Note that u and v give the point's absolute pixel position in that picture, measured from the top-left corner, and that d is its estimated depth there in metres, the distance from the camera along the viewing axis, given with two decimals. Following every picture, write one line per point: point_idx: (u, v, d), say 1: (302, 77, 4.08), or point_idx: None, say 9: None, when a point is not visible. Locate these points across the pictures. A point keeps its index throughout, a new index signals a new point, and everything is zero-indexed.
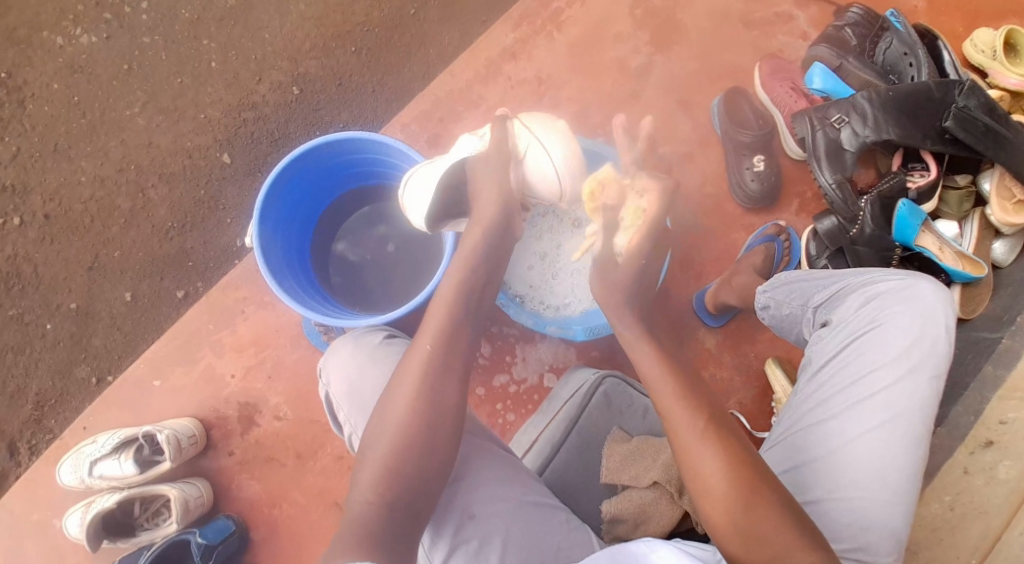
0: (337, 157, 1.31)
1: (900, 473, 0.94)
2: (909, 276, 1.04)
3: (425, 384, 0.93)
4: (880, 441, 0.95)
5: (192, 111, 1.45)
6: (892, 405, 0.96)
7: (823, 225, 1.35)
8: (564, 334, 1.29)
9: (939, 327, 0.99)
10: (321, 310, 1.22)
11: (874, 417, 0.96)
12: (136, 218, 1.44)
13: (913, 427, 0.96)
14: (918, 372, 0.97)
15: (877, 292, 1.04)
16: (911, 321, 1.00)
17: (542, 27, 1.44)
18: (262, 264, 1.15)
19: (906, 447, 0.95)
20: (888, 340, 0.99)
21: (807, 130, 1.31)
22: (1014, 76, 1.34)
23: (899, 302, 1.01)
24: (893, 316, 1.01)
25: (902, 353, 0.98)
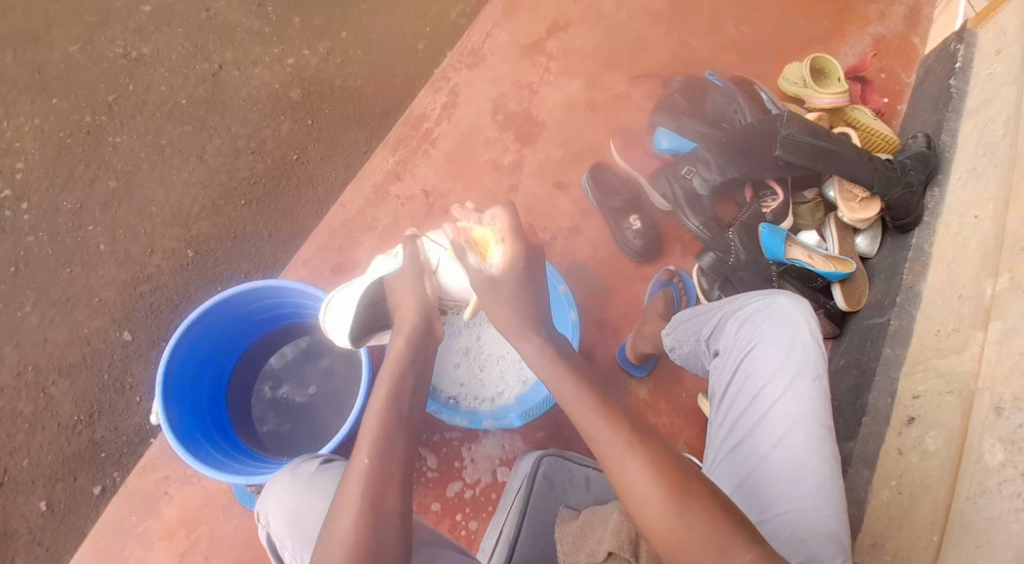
0: (238, 311, 1.34)
1: (816, 476, 1.03)
2: (767, 294, 1.14)
3: (370, 500, 0.94)
4: (788, 452, 1.04)
5: (85, 298, 1.43)
6: (787, 414, 1.06)
7: (706, 261, 1.49)
8: (502, 425, 1.34)
9: (804, 332, 1.09)
10: (242, 472, 1.21)
11: (777, 431, 1.05)
12: (42, 419, 1.38)
13: (811, 428, 1.05)
14: (800, 378, 1.07)
15: (745, 316, 1.13)
16: (780, 334, 1.09)
17: (418, 146, 1.55)
18: (171, 439, 1.16)
19: (811, 448, 1.04)
20: (767, 357, 1.09)
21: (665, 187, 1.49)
22: (826, 96, 1.54)
23: (765, 320, 1.11)
24: (764, 333, 1.10)
25: (783, 365, 1.08)
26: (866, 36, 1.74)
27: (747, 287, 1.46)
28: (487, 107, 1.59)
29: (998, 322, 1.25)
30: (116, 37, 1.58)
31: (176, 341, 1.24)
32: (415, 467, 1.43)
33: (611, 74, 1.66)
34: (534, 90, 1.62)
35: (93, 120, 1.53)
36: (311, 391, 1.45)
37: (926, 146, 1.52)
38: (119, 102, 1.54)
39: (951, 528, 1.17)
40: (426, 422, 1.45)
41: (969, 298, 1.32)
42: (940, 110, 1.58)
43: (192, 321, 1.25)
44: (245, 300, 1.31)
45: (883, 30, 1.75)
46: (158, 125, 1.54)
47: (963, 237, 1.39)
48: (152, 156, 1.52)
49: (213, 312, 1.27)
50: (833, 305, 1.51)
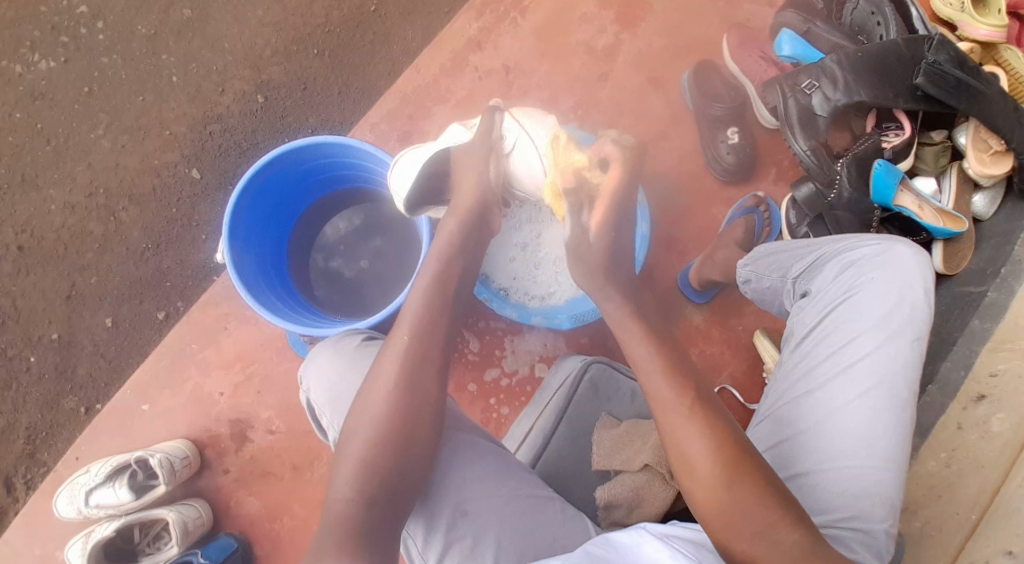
0: (306, 165, 1.31)
1: (888, 439, 0.95)
2: (882, 241, 1.05)
3: (410, 378, 0.94)
4: (866, 409, 0.96)
5: (157, 128, 1.43)
6: (875, 370, 0.97)
7: (801, 192, 1.36)
8: (551, 324, 1.31)
9: (917, 290, 1.01)
10: (304, 322, 1.23)
11: (860, 384, 0.97)
12: (110, 243, 1.42)
13: (897, 390, 0.97)
14: (898, 337, 0.98)
15: (852, 260, 1.05)
16: (887, 286, 1.01)
17: (505, 13, 1.41)
18: (236, 280, 1.16)
19: (892, 411, 0.96)
20: (867, 307, 1.00)
21: (778, 98, 1.31)
22: (983, 26, 1.33)
23: (875, 268, 1.03)
24: (870, 282, 1.02)
25: (883, 319, 0.99)
26: None
27: (841, 229, 1.33)
28: None
29: None
30: None
31: (245, 185, 1.22)
32: (457, 348, 1.44)
33: None
34: None
35: None
36: (365, 263, 1.45)
37: None
38: None
39: (995, 512, 1.15)
40: (473, 308, 1.44)
41: None
42: None
43: (265, 165, 1.22)
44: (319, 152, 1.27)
45: None
46: None
47: None
48: None
49: (286, 161, 1.25)
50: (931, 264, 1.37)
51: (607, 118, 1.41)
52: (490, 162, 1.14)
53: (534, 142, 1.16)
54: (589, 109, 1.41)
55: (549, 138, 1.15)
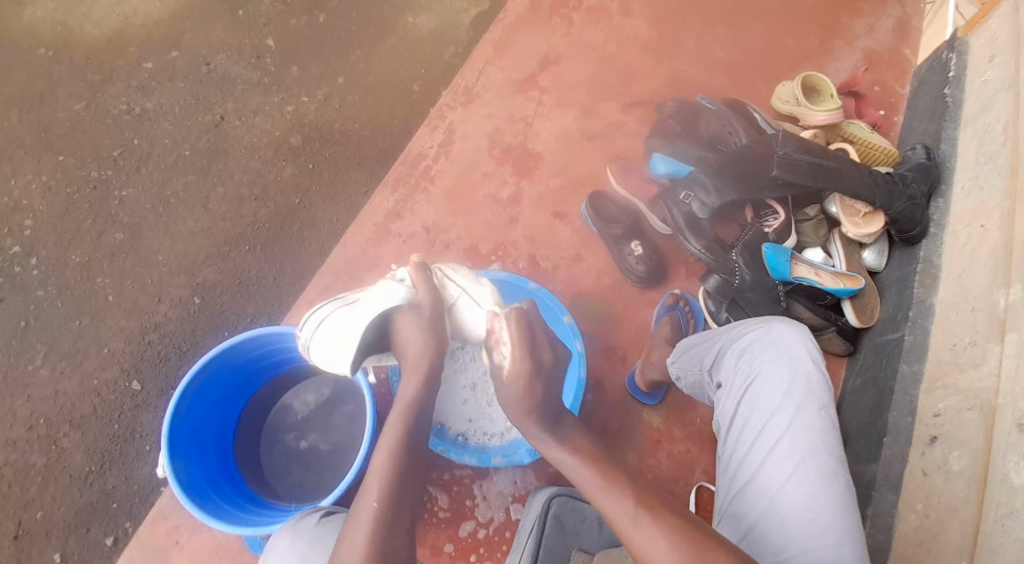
0: (244, 358, 1.34)
1: (827, 508, 0.99)
2: (766, 323, 1.12)
3: (377, 548, 0.93)
4: (798, 484, 1.00)
5: (95, 348, 1.45)
6: (794, 445, 1.02)
7: (710, 283, 1.50)
8: (512, 461, 1.33)
9: (806, 360, 1.07)
10: (253, 522, 1.21)
11: (785, 462, 1.02)
12: (54, 472, 1.38)
13: (820, 459, 1.01)
14: (805, 409, 1.04)
15: (744, 346, 1.12)
16: (780, 363, 1.07)
17: (417, 183, 1.56)
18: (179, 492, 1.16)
19: (821, 480, 1.00)
20: (769, 388, 1.07)
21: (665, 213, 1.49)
22: (820, 113, 1.54)
23: (764, 350, 1.09)
24: (765, 364, 1.08)
25: (785, 395, 1.05)
26: (857, 54, 1.75)
27: (757, 309, 1.45)
28: (484, 143, 1.60)
29: (1014, 335, 1.21)
30: (119, 94, 1.64)
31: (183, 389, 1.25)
32: (427, 508, 1.41)
33: (603, 103, 1.67)
34: (529, 124, 1.63)
35: (99, 176, 1.57)
36: (329, 436, 1.45)
37: (926, 157, 1.51)
38: (125, 156, 1.59)
39: (983, 548, 1.11)
40: (437, 462, 1.43)
41: (982, 310, 1.28)
42: (937, 121, 1.57)
43: (202, 365, 1.26)
44: (254, 347, 1.32)
45: (871, 46, 1.76)
46: (164, 176, 1.58)
47: (972, 248, 1.36)
48: (157, 207, 1.55)
49: (222, 359, 1.28)
50: (846, 322, 1.49)
51: (525, 254, 1.53)
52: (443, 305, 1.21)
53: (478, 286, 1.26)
54: (508, 250, 1.52)
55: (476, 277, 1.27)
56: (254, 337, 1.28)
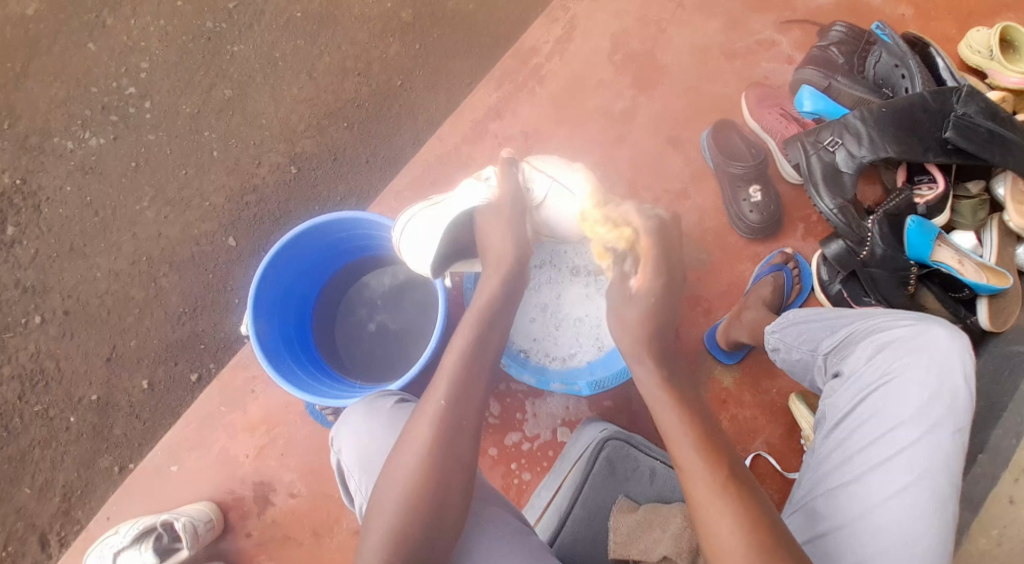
0: (335, 235, 1.31)
1: (930, 542, 0.87)
2: (919, 321, 0.96)
3: (437, 447, 0.93)
4: (905, 506, 0.88)
5: (197, 200, 1.52)
6: (914, 465, 0.89)
7: (831, 249, 1.34)
8: (570, 391, 1.28)
9: (957, 377, 0.92)
10: (325, 394, 1.22)
11: (897, 479, 0.89)
12: (150, 307, 1.49)
13: (938, 487, 0.88)
14: (939, 428, 0.90)
15: (886, 340, 0.96)
16: (925, 371, 0.92)
17: (524, 82, 1.45)
18: (258, 355, 1.17)
19: (933, 510, 0.88)
20: (904, 395, 0.92)
21: (800, 157, 1.31)
22: (1013, 75, 1.32)
23: (911, 351, 0.94)
24: (907, 366, 0.93)
25: (921, 408, 0.91)
26: None
27: (878, 286, 1.31)
28: (606, 45, 1.46)
29: None
30: None
31: (275, 254, 1.23)
32: None
33: (755, 17, 1.47)
34: (661, 30, 1.46)
35: (215, 27, 1.57)
36: (401, 318, 1.45)
37: None
38: (239, 10, 1.57)
39: None
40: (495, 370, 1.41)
41: None
42: None
43: (293, 237, 1.23)
44: (345, 226, 1.28)
45: None
46: (274, 37, 1.56)
47: None
48: (266, 68, 1.55)
49: (316, 231, 1.26)
50: (975, 322, 1.31)
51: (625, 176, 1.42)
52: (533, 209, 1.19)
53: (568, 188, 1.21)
54: (610, 169, 1.42)
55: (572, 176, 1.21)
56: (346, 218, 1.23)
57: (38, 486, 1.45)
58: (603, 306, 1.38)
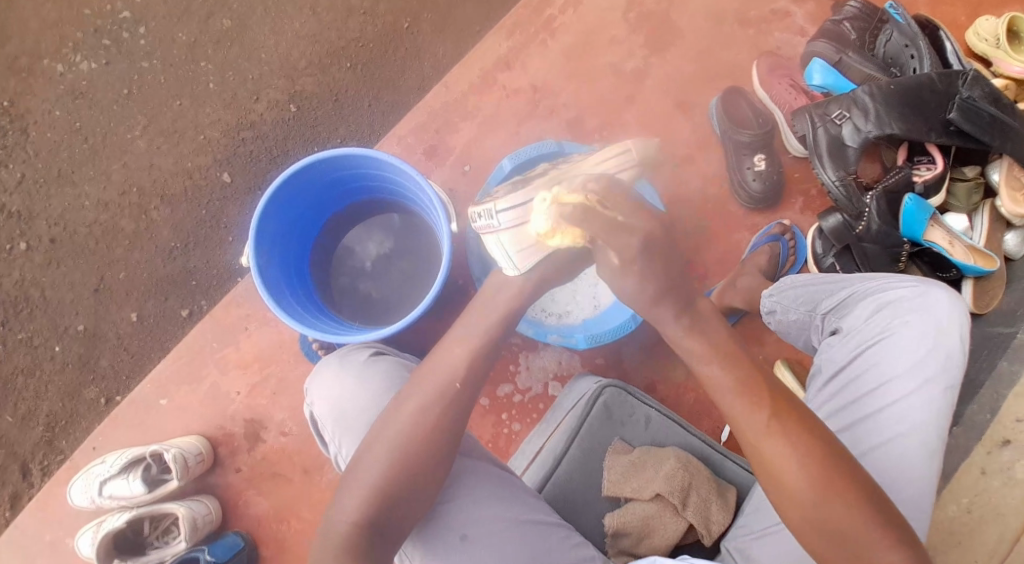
0: (333, 175, 1.27)
1: (914, 491, 0.90)
2: (920, 283, 0.99)
3: (436, 421, 0.92)
4: (891, 456, 0.91)
5: (192, 132, 1.48)
6: (904, 416, 0.92)
7: (829, 222, 1.38)
8: (566, 343, 1.28)
9: (953, 336, 0.94)
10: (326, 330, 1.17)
11: (886, 430, 0.92)
12: (140, 240, 1.47)
13: (927, 439, 0.91)
14: (932, 382, 0.92)
15: (886, 300, 0.99)
16: (922, 330, 0.95)
17: (535, 34, 1.45)
18: (259, 281, 1.12)
19: (920, 460, 0.91)
20: (900, 351, 0.95)
21: (807, 127, 1.34)
22: (1018, 63, 1.34)
23: (909, 311, 0.96)
24: (904, 325, 0.96)
25: (915, 364, 0.94)
26: None
27: (868, 262, 1.35)
28: (620, 2, 1.46)
29: None
30: None
31: (274, 189, 1.18)
32: None
33: None
34: None
35: None
36: (386, 284, 1.40)
37: None
38: None
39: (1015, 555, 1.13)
40: None
41: None
42: None
43: (308, 161, 1.17)
44: (361, 161, 1.24)
45: None
46: None
47: None
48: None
49: (319, 167, 1.21)
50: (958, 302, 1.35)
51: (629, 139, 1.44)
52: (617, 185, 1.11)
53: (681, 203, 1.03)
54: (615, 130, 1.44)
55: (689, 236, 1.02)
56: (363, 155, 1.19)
57: (20, 414, 1.44)
58: (601, 266, 1.39)
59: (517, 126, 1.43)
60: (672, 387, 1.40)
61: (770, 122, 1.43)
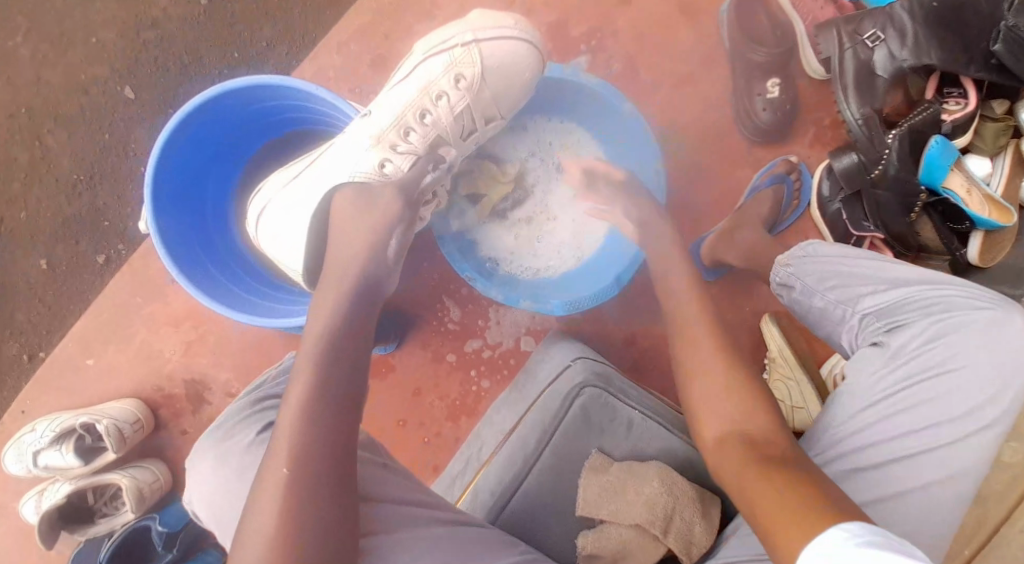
0: (251, 110, 1.05)
1: (942, 533, 0.86)
2: (992, 302, 0.86)
3: (284, 527, 0.70)
4: (928, 500, 0.85)
5: (81, 36, 1.30)
6: (952, 459, 0.85)
7: (840, 163, 1.22)
8: (540, 309, 1.14)
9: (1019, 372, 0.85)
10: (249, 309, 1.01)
11: (928, 473, 0.85)
12: (38, 173, 1.30)
13: (967, 483, 0.85)
14: (990, 426, 0.84)
15: (953, 324, 0.86)
16: (989, 365, 0.85)
17: None
18: (160, 251, 0.96)
19: (957, 503, 0.85)
20: (962, 387, 0.85)
21: (834, 48, 1.18)
22: None
23: (978, 341, 0.86)
24: (970, 360, 0.85)
25: (973, 405, 0.85)
26: None
27: (879, 211, 1.20)
28: None
29: None
30: None
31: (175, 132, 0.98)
32: (436, 314, 1.29)
33: None
34: None
35: None
36: None
37: None
38: None
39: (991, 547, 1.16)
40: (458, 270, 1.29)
41: None
42: None
43: (214, 98, 0.97)
44: (293, 98, 1.03)
45: None
46: None
47: None
48: None
49: (227, 105, 1.00)
50: (963, 255, 1.23)
51: (624, 52, 1.33)
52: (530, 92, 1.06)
53: (416, 74, 1.00)
54: (604, 39, 1.32)
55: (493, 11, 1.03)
56: (286, 87, 0.99)
57: None
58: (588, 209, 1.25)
59: None
60: (653, 339, 1.30)
61: (791, 38, 1.26)
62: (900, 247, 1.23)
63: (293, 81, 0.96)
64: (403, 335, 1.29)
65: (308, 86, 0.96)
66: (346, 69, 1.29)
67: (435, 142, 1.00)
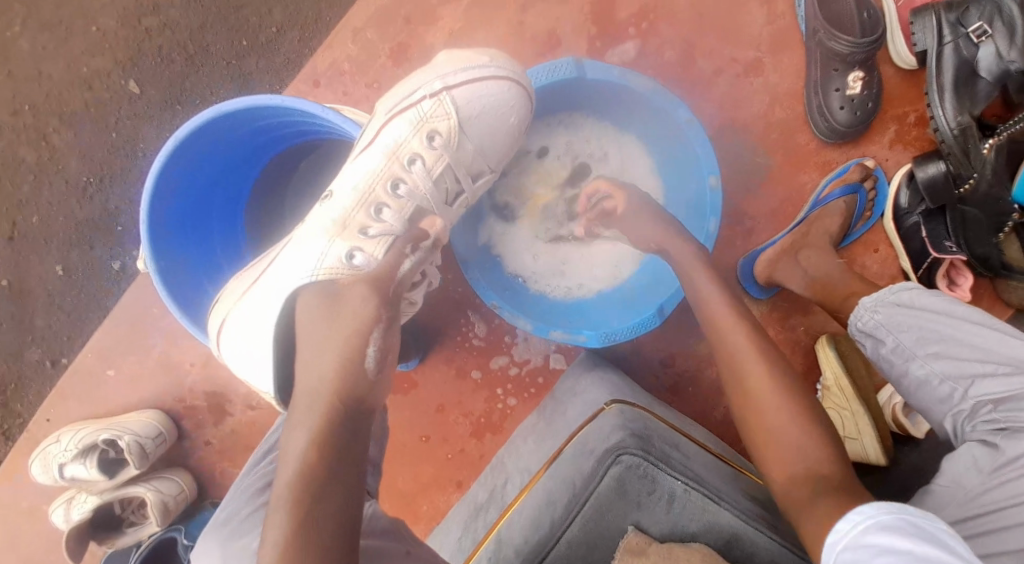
0: (249, 127, 0.95)
1: None
2: None
3: (295, 539, 0.69)
4: None
5: (81, 25, 1.24)
6: None
7: (925, 171, 1.08)
8: (573, 340, 1.05)
9: None
10: None
11: None
12: (46, 174, 1.25)
13: None
14: None
15: None
16: None
17: None
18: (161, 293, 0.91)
19: None
20: None
21: (932, 41, 1.06)
22: None
23: None
24: None
25: None
26: None
27: (967, 229, 1.08)
28: None
29: None
30: None
31: (170, 163, 0.90)
32: (460, 330, 1.22)
33: None
34: None
35: None
36: None
37: None
38: None
39: None
40: None
41: None
42: None
43: (205, 126, 0.88)
44: (294, 115, 0.93)
45: None
46: None
47: None
48: None
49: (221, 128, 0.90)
50: None
51: (685, 34, 1.16)
52: (520, 137, 1.01)
53: (376, 141, 0.93)
54: (660, 20, 1.16)
55: (459, 52, 0.97)
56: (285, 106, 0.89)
57: None
58: None
59: (521, 8, 1.17)
60: (694, 359, 1.20)
61: (880, 21, 1.10)
62: (982, 269, 1.11)
63: (291, 103, 0.87)
64: (427, 348, 1.22)
65: (312, 108, 0.87)
66: (362, 60, 1.19)
67: (414, 213, 0.94)
